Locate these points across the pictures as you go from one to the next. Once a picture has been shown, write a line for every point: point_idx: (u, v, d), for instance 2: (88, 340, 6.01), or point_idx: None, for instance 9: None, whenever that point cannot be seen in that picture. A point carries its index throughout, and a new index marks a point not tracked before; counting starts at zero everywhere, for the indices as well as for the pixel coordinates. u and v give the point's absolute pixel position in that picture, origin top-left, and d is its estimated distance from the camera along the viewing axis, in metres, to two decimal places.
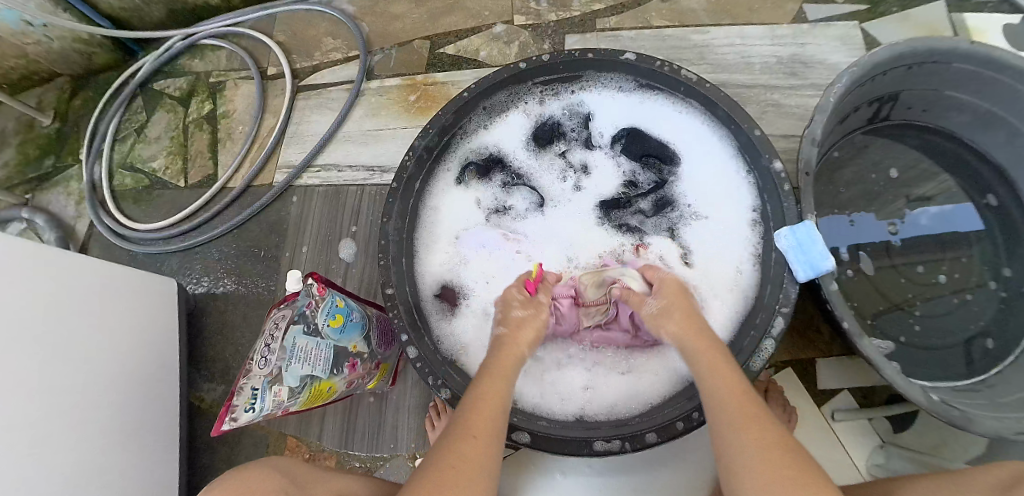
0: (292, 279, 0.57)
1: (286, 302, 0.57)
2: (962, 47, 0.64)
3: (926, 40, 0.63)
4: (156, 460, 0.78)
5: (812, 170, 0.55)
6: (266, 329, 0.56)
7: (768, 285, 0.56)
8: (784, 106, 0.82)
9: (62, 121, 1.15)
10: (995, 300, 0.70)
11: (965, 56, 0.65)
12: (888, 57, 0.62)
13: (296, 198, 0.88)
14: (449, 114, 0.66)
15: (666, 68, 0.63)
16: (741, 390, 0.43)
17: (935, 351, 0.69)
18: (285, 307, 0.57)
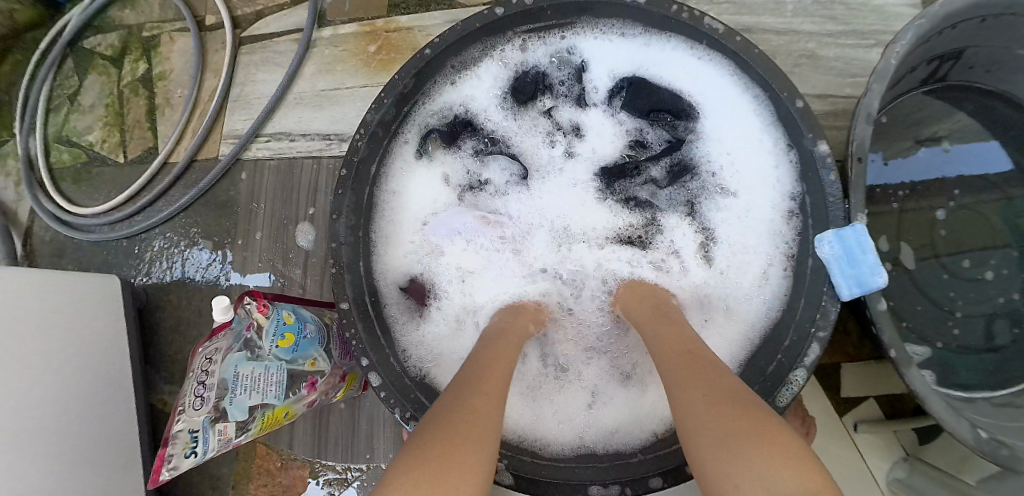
0: (218, 306, 0.50)
1: (218, 333, 0.50)
2: None
3: None
4: (116, 473, 0.72)
5: (865, 157, 0.43)
6: (197, 366, 0.48)
7: (805, 298, 0.47)
8: (819, 56, 0.69)
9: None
10: None
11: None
12: (961, 8, 0.48)
13: (245, 175, 0.76)
14: (407, 77, 0.52)
15: (684, 14, 0.50)
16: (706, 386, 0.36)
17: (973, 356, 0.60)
18: (216, 339, 0.49)
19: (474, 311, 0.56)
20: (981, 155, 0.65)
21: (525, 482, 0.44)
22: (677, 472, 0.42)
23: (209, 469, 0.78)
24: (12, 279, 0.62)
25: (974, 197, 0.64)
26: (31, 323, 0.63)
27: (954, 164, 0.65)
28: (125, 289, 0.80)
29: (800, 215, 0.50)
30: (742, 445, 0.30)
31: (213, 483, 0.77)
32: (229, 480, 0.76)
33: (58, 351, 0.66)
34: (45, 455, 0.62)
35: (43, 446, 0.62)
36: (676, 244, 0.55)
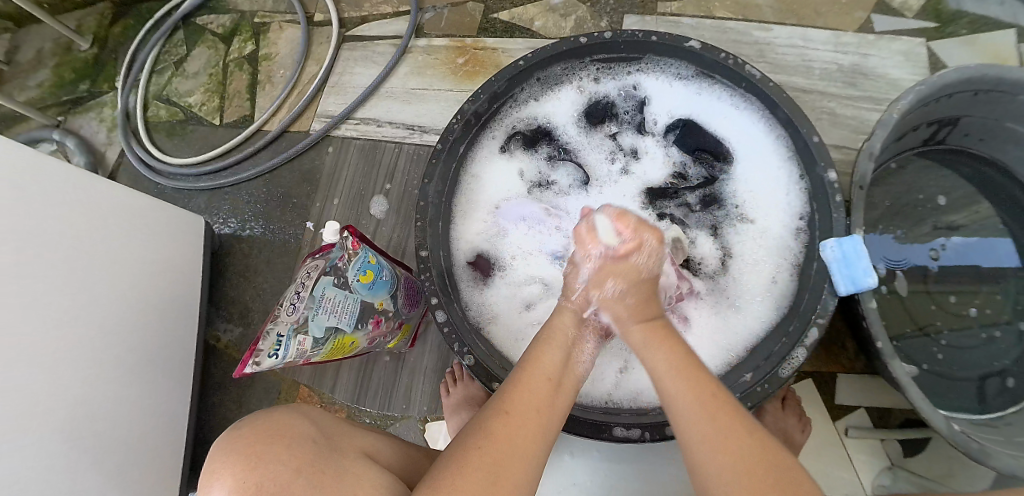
0: (329, 230, 0.59)
1: (320, 253, 0.59)
2: None
3: (996, 67, 0.60)
4: (169, 392, 0.80)
5: (865, 187, 0.54)
6: (298, 279, 0.58)
7: (807, 293, 0.56)
8: (838, 115, 0.80)
9: (99, 45, 1.14)
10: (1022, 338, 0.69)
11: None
12: (956, 80, 0.60)
13: (331, 149, 0.87)
14: (503, 80, 0.64)
15: (730, 61, 0.61)
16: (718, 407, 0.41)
17: (954, 382, 0.69)
18: (319, 257, 0.58)
19: (529, 288, 0.66)
20: (995, 248, 0.74)
21: None
22: None
23: (250, 406, 0.86)
24: (120, 203, 0.72)
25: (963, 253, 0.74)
26: (127, 244, 0.72)
27: (961, 246, 0.74)
28: (206, 231, 0.90)
29: (808, 232, 0.60)
30: (732, 446, 0.39)
31: None
32: None
33: (142, 273, 0.75)
34: (116, 363, 0.70)
35: (116, 355, 0.70)
36: (701, 256, 0.65)
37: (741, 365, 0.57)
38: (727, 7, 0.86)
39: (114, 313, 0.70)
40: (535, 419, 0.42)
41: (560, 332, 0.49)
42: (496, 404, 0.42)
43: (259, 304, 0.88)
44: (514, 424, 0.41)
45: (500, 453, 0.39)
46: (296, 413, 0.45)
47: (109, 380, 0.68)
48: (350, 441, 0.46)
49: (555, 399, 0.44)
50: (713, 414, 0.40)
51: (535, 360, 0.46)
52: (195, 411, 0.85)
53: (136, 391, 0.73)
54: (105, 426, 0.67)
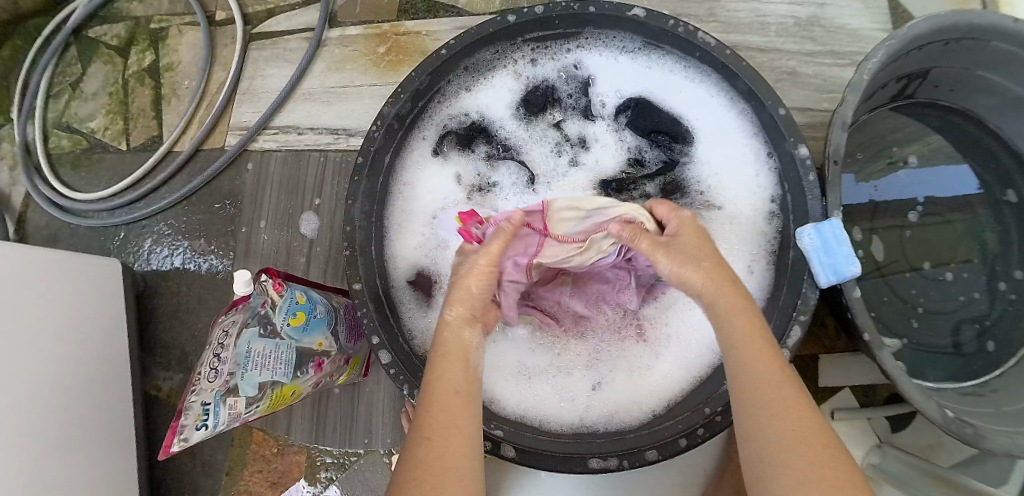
0: (239, 280, 0.51)
1: (237, 306, 0.51)
2: (1007, 25, 0.56)
3: (971, 14, 0.55)
4: (111, 462, 0.71)
5: (841, 161, 0.48)
6: (214, 339, 0.50)
7: (786, 286, 0.52)
8: (800, 74, 0.74)
9: None
10: (1002, 302, 0.66)
11: (1007, 35, 0.57)
12: (926, 32, 0.54)
13: (251, 164, 0.78)
14: (425, 74, 0.55)
15: (681, 29, 0.54)
16: (776, 365, 0.37)
17: (935, 350, 0.65)
18: (235, 312, 0.51)
19: None
20: (946, 173, 0.71)
21: (531, 458, 0.47)
22: (671, 445, 0.46)
23: (203, 455, 0.77)
24: (22, 261, 0.62)
25: (937, 212, 0.70)
26: (38, 305, 0.63)
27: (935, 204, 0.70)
28: (125, 272, 0.80)
29: (781, 215, 0.55)
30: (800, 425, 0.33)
31: (207, 471, 0.77)
32: (223, 467, 0.76)
33: (60, 333, 0.65)
34: (48, 440, 0.61)
35: (45, 436, 0.61)
36: None
37: (721, 372, 0.53)
38: None
39: (32, 389, 0.60)
40: (457, 445, 0.34)
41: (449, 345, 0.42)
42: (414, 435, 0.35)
43: (197, 347, 0.79)
44: (439, 447, 0.34)
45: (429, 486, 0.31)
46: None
47: (40, 464, 0.60)
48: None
49: (470, 409, 0.38)
50: (779, 385, 0.35)
51: (441, 371, 0.39)
52: (145, 472, 0.77)
53: (77, 467, 0.65)
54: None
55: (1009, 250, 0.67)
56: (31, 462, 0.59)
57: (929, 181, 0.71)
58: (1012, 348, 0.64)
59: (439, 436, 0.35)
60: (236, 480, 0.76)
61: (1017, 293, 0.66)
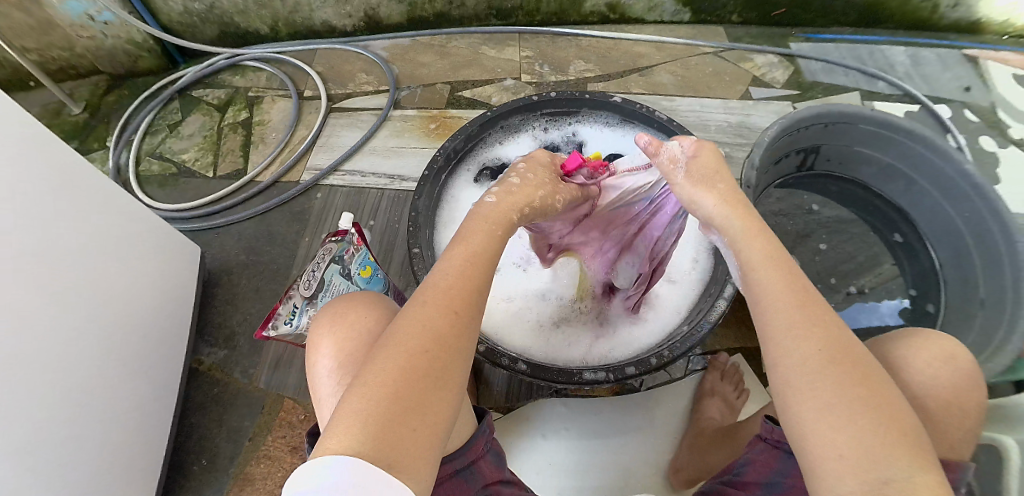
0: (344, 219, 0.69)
1: (337, 236, 0.68)
2: (867, 112, 0.86)
3: (837, 106, 0.85)
4: (154, 414, 0.77)
5: (751, 185, 0.77)
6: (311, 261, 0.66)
7: (720, 263, 0.72)
8: (732, 157, 1.05)
9: (90, 112, 1.21)
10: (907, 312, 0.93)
11: (867, 120, 0.86)
12: (811, 115, 0.84)
13: (319, 195, 1.00)
14: (477, 125, 0.83)
15: (644, 109, 0.84)
16: (819, 322, 0.40)
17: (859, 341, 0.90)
18: (332, 243, 0.67)
19: (507, 271, 0.79)
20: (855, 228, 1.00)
21: (538, 370, 0.63)
22: (645, 362, 0.63)
23: (229, 423, 0.84)
24: (145, 221, 0.77)
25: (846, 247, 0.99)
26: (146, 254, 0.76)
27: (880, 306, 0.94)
28: (199, 263, 0.92)
29: None
30: (848, 402, 0.36)
31: (232, 436, 0.83)
32: (248, 432, 0.82)
33: (152, 280, 0.78)
34: (123, 357, 0.71)
35: (120, 358, 0.70)
36: None
37: (680, 321, 0.71)
38: (641, 85, 1.15)
39: (123, 318, 0.71)
40: (471, 323, 0.41)
41: (445, 299, 0.40)
42: (393, 346, 0.37)
43: (248, 329, 0.91)
44: (419, 361, 0.36)
45: (407, 398, 0.34)
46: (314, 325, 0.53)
47: (110, 375, 0.68)
48: (339, 326, 0.51)
49: (458, 323, 0.40)
50: (845, 368, 0.38)
51: (437, 289, 0.41)
52: (174, 436, 0.81)
53: (130, 398, 0.72)
54: (97, 418, 0.66)
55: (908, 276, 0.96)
56: (102, 377, 0.67)
57: (843, 228, 1.00)
58: (920, 342, 0.89)
59: (425, 347, 0.37)
60: (259, 445, 0.81)
61: (916, 306, 0.94)
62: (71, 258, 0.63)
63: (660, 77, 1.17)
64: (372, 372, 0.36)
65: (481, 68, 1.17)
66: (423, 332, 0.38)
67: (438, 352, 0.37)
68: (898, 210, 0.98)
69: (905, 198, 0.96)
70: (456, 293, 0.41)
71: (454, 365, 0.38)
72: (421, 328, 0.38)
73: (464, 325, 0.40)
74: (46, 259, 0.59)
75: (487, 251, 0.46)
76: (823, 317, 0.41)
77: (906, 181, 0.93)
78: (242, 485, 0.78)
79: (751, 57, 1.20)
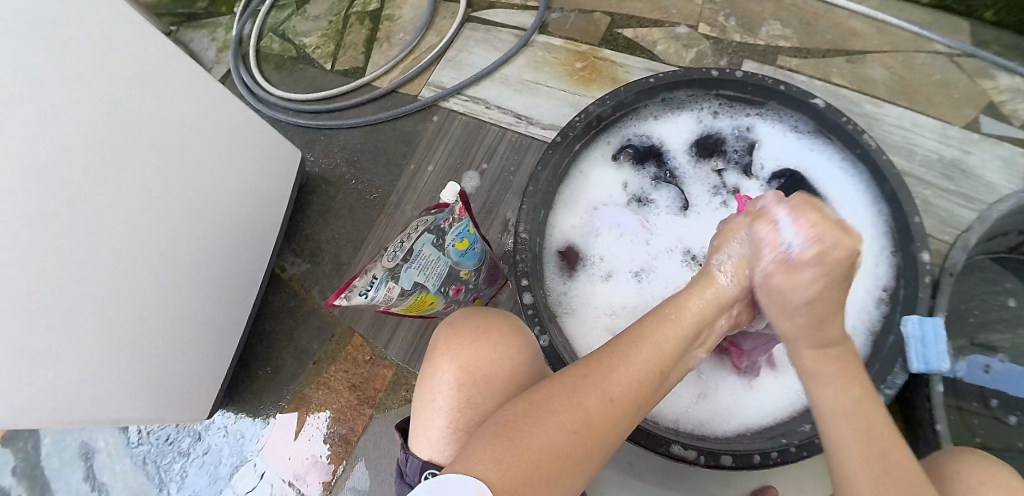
0: (448, 190, 0.63)
1: (439, 208, 0.65)
2: None
3: None
4: (223, 314, 0.80)
5: (955, 274, 0.63)
6: (404, 230, 0.62)
7: (878, 363, 0.61)
8: (930, 203, 0.82)
9: None
10: None
11: None
12: None
13: (435, 118, 0.91)
14: (632, 93, 0.69)
15: (850, 125, 0.65)
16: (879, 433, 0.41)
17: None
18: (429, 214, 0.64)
19: (619, 278, 0.69)
20: None
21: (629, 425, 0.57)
22: (746, 458, 0.56)
23: (298, 340, 0.89)
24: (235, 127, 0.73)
25: None
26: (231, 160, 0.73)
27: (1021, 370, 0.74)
28: (299, 166, 0.92)
29: (889, 304, 0.64)
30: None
31: (298, 354, 0.88)
32: (314, 355, 0.87)
33: (244, 188, 0.78)
34: (207, 265, 0.73)
35: (195, 264, 0.70)
36: None
37: (801, 415, 0.61)
38: (844, 75, 0.89)
39: (201, 227, 0.70)
40: (633, 412, 0.39)
41: (649, 362, 0.42)
42: (597, 390, 0.39)
43: (335, 247, 0.90)
44: (612, 416, 0.38)
45: (591, 447, 0.36)
46: (439, 331, 0.49)
47: (194, 281, 0.71)
48: (475, 345, 0.46)
49: (651, 393, 0.41)
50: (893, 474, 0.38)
51: (642, 345, 0.42)
52: (246, 337, 0.88)
53: (202, 299, 0.74)
54: (181, 319, 0.70)
55: None
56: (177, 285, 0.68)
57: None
58: None
59: (619, 405, 0.39)
60: (321, 371, 0.86)
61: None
62: (167, 167, 0.62)
63: (873, 70, 0.90)
64: (569, 406, 0.37)
65: (652, 3, 0.93)
66: (624, 390, 0.39)
67: (584, 445, 0.36)
68: None
69: None
70: (655, 358, 0.42)
71: (627, 422, 0.39)
72: (625, 385, 0.40)
73: (620, 428, 0.38)
74: (147, 171, 0.59)
75: (661, 334, 0.44)
76: (906, 465, 0.38)
77: None
78: (297, 406, 0.86)
79: (992, 75, 0.88)
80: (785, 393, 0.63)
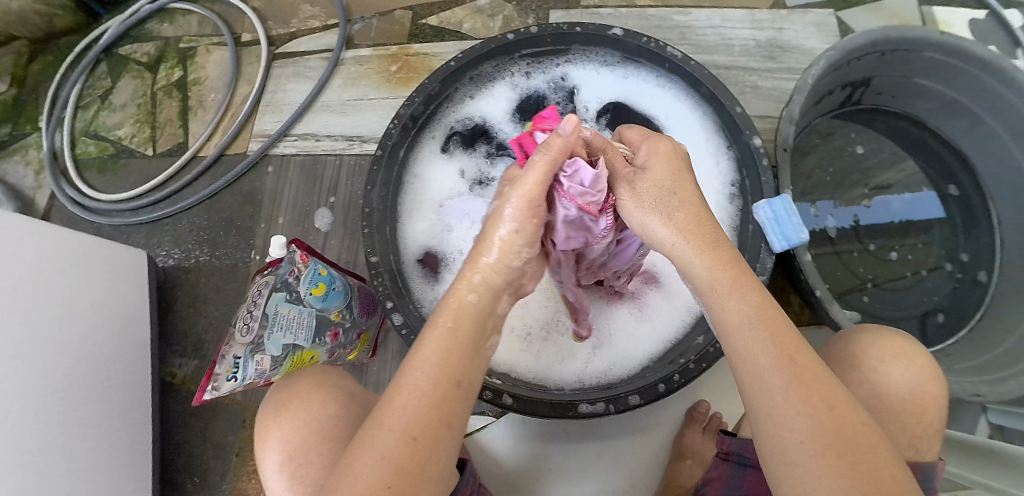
0: (275, 244, 0.57)
1: (270, 267, 0.57)
2: (934, 37, 0.65)
3: (898, 28, 0.64)
4: (117, 447, 0.72)
5: (791, 147, 0.58)
6: (249, 296, 0.56)
7: (745, 255, 0.59)
8: (760, 88, 0.83)
9: (18, 85, 1.03)
10: (950, 280, 0.73)
11: (937, 46, 0.66)
12: (863, 42, 0.63)
13: (271, 167, 0.86)
14: (436, 82, 0.65)
15: (653, 44, 0.65)
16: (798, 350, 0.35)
17: (899, 314, 0.71)
18: (268, 273, 0.57)
19: None
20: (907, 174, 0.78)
21: (528, 403, 0.53)
22: (651, 390, 0.53)
23: (213, 437, 0.82)
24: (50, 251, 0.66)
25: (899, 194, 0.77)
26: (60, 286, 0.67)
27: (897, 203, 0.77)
28: (149, 265, 0.85)
29: (740, 197, 0.64)
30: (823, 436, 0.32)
31: (218, 452, 0.81)
32: (234, 447, 0.81)
33: (94, 309, 0.72)
34: (79, 404, 0.67)
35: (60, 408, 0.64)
36: None
37: (694, 330, 0.60)
38: None
39: (48, 370, 0.63)
40: (445, 433, 0.33)
41: (449, 371, 0.35)
42: (393, 433, 0.32)
43: (215, 334, 0.85)
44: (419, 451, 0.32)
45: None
46: (260, 416, 0.50)
47: (69, 426, 0.65)
48: (283, 419, 0.47)
49: (459, 402, 0.35)
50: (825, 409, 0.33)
51: (434, 354, 0.35)
52: (157, 459, 0.80)
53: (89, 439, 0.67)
54: (73, 469, 0.64)
55: (957, 233, 0.75)
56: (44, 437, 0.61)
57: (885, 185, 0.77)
58: (964, 321, 0.70)
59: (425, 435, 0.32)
60: (247, 460, 0.81)
61: (962, 273, 0.73)
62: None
63: None
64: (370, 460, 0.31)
65: None
66: (426, 415, 0.33)
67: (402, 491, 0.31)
68: (957, 152, 0.77)
69: (968, 140, 0.75)
70: (457, 362, 0.35)
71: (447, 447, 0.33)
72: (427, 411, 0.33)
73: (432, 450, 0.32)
74: None
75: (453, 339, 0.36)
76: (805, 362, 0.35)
77: (972, 118, 0.73)
78: None
79: None
80: (677, 311, 0.63)
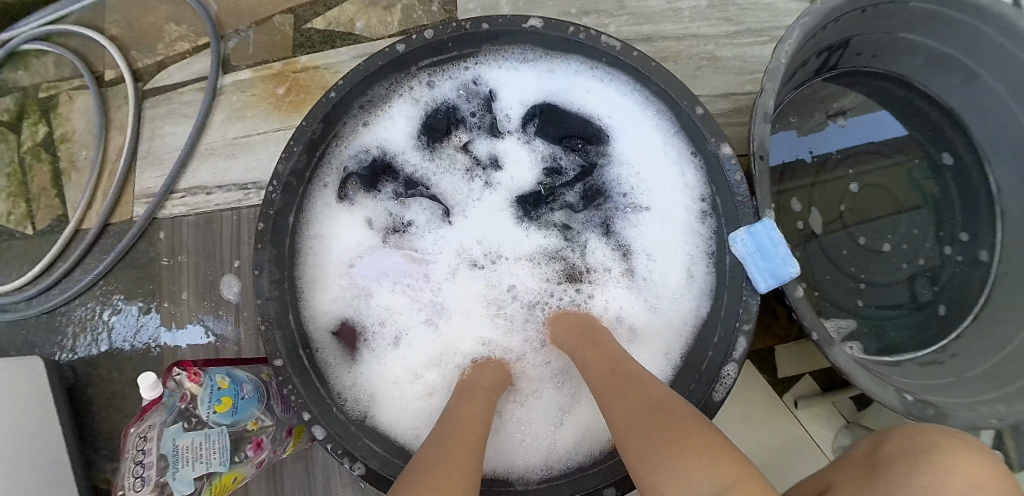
0: (146, 383, 0.48)
1: (150, 408, 0.50)
2: None
3: None
4: None
5: (766, 155, 0.44)
6: (134, 446, 0.49)
7: (726, 293, 0.51)
8: (720, 58, 0.70)
9: None
10: (950, 264, 0.64)
11: None
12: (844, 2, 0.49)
13: (163, 234, 0.74)
14: (316, 123, 0.52)
15: (582, 34, 0.51)
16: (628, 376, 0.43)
17: (895, 312, 0.63)
18: (151, 412, 0.49)
19: (412, 333, 0.56)
20: (897, 137, 0.67)
21: None
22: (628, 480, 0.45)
23: None
24: None
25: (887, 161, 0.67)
26: None
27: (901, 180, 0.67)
28: (50, 369, 0.74)
29: (712, 214, 0.54)
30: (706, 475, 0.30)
31: None
32: None
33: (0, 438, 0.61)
34: None
35: None
36: (600, 264, 0.57)
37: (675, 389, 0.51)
38: None
39: None
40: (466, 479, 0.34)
41: (466, 434, 0.40)
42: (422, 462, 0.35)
43: None
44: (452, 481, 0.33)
45: None
46: None
47: None
48: None
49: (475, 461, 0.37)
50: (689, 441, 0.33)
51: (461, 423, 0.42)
52: None
53: None
54: None
55: (954, 208, 0.65)
56: None
57: (871, 157, 0.67)
58: (966, 308, 0.62)
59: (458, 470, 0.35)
60: None
61: (962, 254, 0.64)
62: None
63: None
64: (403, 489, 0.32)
65: None
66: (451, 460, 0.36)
67: None
68: (947, 112, 0.65)
69: (959, 97, 0.63)
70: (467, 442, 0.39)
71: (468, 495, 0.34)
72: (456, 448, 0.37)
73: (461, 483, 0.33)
74: None
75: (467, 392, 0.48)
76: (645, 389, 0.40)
77: (964, 73, 0.60)
78: None
79: None
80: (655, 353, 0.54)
